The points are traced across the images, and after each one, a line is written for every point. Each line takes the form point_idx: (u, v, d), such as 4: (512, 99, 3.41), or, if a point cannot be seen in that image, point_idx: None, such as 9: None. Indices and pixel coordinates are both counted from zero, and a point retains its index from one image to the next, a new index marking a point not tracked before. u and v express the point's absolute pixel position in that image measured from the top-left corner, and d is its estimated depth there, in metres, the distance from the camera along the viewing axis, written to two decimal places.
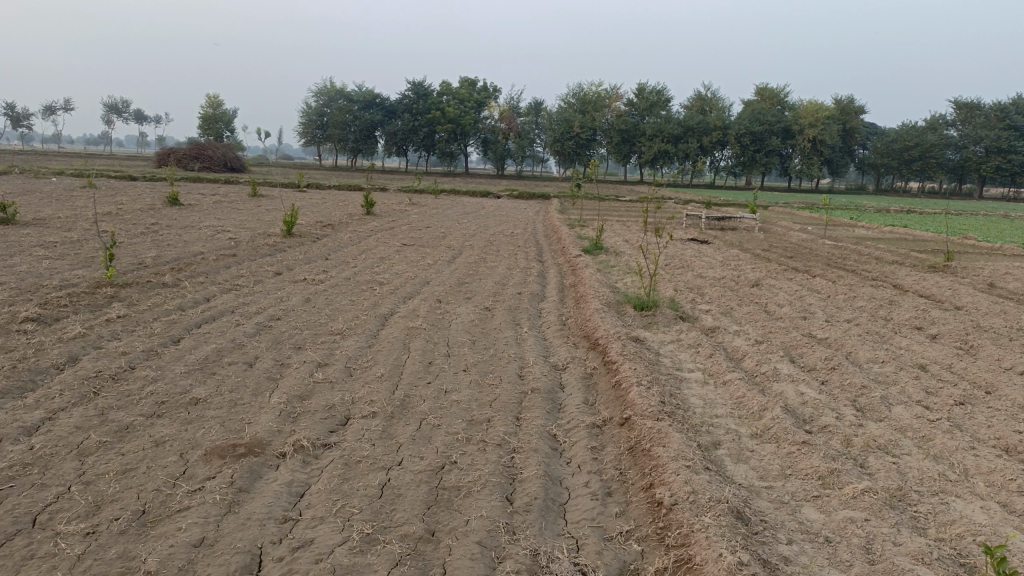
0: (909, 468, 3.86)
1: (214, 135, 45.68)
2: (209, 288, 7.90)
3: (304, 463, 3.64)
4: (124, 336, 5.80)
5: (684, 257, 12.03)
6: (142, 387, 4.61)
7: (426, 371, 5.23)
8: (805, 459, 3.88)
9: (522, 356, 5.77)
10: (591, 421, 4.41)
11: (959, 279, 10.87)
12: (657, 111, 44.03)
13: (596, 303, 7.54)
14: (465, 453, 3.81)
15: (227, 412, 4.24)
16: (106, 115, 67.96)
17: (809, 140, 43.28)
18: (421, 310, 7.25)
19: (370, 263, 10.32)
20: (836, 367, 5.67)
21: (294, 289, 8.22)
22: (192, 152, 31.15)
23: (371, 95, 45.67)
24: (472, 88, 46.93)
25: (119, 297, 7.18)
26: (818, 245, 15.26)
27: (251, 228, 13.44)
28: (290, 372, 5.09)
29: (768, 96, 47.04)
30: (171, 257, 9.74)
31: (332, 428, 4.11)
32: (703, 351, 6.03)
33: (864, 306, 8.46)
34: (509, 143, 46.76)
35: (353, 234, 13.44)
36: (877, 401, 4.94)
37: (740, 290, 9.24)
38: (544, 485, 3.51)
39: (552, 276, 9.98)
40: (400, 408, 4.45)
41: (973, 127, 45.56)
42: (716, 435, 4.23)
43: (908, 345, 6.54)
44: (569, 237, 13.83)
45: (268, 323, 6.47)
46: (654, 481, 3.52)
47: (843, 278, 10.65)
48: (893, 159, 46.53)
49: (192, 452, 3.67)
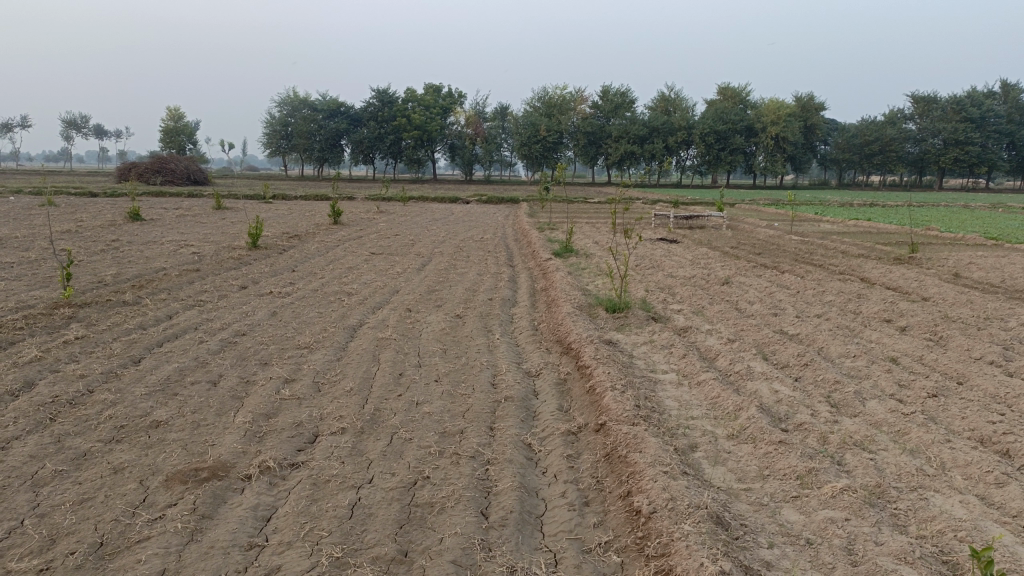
0: (885, 464, 3.84)
1: (176, 147, 44.94)
2: (172, 305, 7.70)
3: (271, 485, 3.51)
4: (82, 358, 5.60)
5: (654, 257, 12.04)
6: (100, 411, 4.44)
7: (396, 383, 5.11)
8: (782, 459, 3.84)
9: (494, 363, 5.68)
10: (566, 429, 4.33)
11: (924, 270, 11.00)
12: (622, 112, 44.26)
13: (568, 306, 7.47)
14: (437, 467, 3.71)
15: (189, 435, 4.09)
16: (64, 131, 66.51)
17: (772, 137, 43.79)
18: (390, 320, 7.13)
19: (338, 273, 10.15)
20: (808, 363, 5.66)
21: (260, 302, 8.05)
22: (153, 166, 30.61)
23: (336, 103, 45.31)
24: (437, 94, 46.77)
25: (77, 317, 6.96)
26: (785, 240, 15.39)
27: (216, 241, 13.19)
28: (255, 389, 4.95)
29: (731, 95, 47.54)
30: (132, 274, 9.50)
31: (300, 446, 3.98)
32: (677, 351, 5.99)
33: (833, 300, 8.50)
34: (476, 148, 46.67)
35: (320, 245, 13.25)
36: (851, 396, 4.92)
37: (711, 288, 9.24)
38: (520, 497, 3.42)
39: (522, 281, 9.90)
40: (369, 423, 4.33)
41: (931, 120, 46.44)
42: (693, 437, 4.18)
43: (878, 338, 6.57)
44: (539, 240, 13.78)
45: (233, 339, 6.31)
46: (632, 489, 3.45)
47: (812, 273, 10.72)
48: (855, 153, 47.27)
49: (153, 478, 3.53)
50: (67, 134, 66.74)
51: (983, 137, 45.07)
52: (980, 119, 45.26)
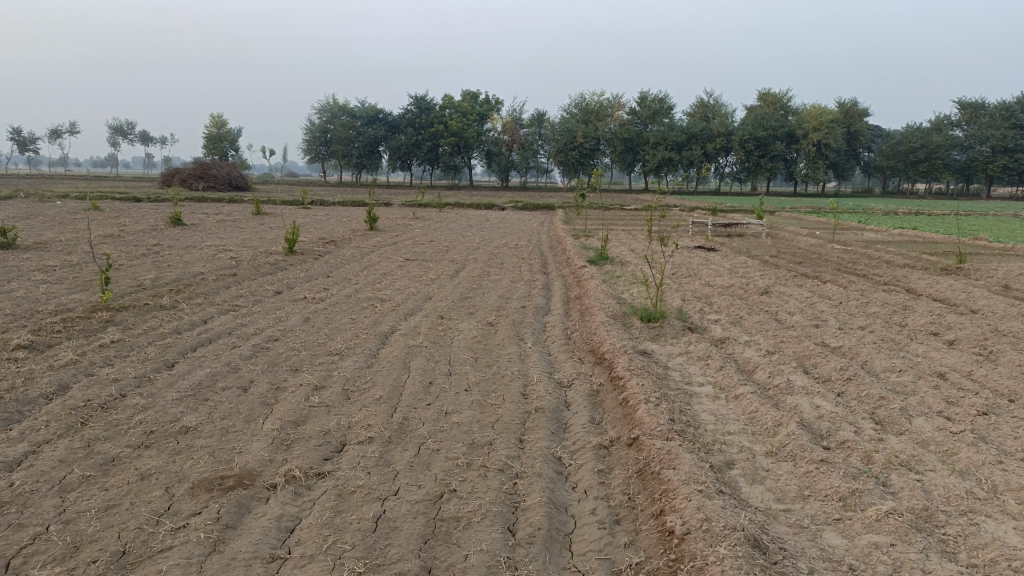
0: (933, 486, 3.66)
1: (219, 153, 45.71)
2: (207, 309, 7.75)
3: (296, 495, 3.46)
4: (116, 362, 5.64)
5: (691, 266, 11.85)
6: (131, 416, 4.45)
7: (426, 392, 5.06)
8: (824, 479, 3.68)
9: (525, 373, 5.59)
10: (598, 442, 4.22)
11: (973, 281, 10.64)
12: (660, 119, 43.96)
13: (602, 315, 7.36)
14: (465, 480, 3.63)
15: (217, 441, 4.07)
16: (112, 138, 68.20)
17: (814, 144, 43.08)
18: (422, 327, 7.08)
19: (372, 279, 10.16)
20: (851, 377, 5.46)
21: (294, 308, 8.07)
22: (196, 172, 31.16)
23: (375, 110, 45.72)
24: (474, 101, 46.95)
25: (115, 320, 7.03)
26: (827, 249, 15.05)
27: (253, 246, 13.32)
28: (285, 396, 4.93)
29: (772, 101, 46.93)
30: (170, 278, 9.62)
31: (327, 455, 3.93)
32: (714, 363, 5.83)
33: (877, 312, 8.25)
34: (512, 154, 46.71)
35: (355, 250, 13.30)
36: (897, 413, 4.73)
37: (749, 298, 9.04)
38: (548, 514, 3.32)
39: (557, 288, 9.80)
40: (397, 432, 4.27)
41: (979, 127, 45.25)
42: (729, 454, 4.04)
43: (925, 352, 6.33)
44: (574, 248, 13.66)
45: (266, 344, 6.31)
46: (665, 508, 3.32)
47: (855, 284, 10.45)
48: (899, 161, 46.25)
49: (179, 486, 3.50)
50: (115, 140, 68.38)
51: None
52: None
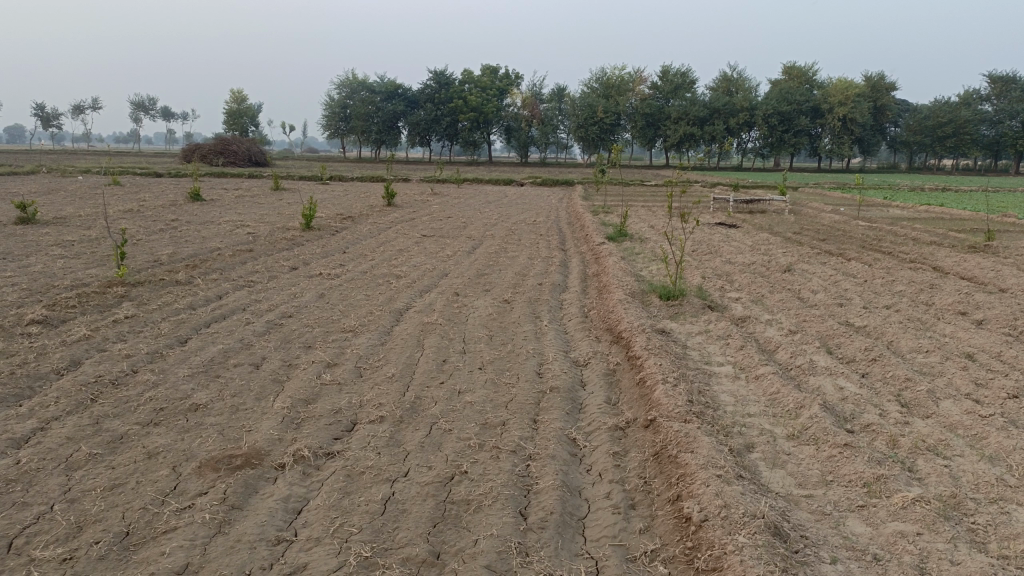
0: (961, 472, 3.52)
1: (239, 129, 45.77)
2: (223, 285, 7.72)
3: (303, 475, 3.39)
4: (129, 337, 5.61)
5: (712, 242, 11.66)
6: (141, 393, 4.40)
7: (439, 370, 4.97)
8: (848, 464, 3.55)
9: (541, 352, 5.48)
10: (613, 423, 4.12)
11: (1002, 259, 10.36)
12: (682, 93, 43.36)
13: (620, 293, 7.23)
14: (477, 462, 3.55)
15: (227, 420, 4.01)
16: (134, 113, 68.54)
17: (839, 119, 42.32)
18: (438, 304, 6.99)
19: (388, 255, 10.08)
20: (876, 358, 5.31)
21: (309, 284, 8.01)
22: (217, 148, 31.19)
23: (394, 85, 45.44)
24: (494, 75, 46.54)
25: (130, 296, 7.01)
26: (852, 226, 14.77)
27: (271, 221, 13.27)
28: (297, 373, 4.87)
29: (796, 75, 46.11)
30: (187, 253, 9.60)
31: (337, 434, 3.86)
32: (734, 343, 5.69)
33: (903, 290, 8.04)
34: (532, 130, 46.34)
35: (373, 226, 13.23)
36: (924, 395, 4.58)
37: (771, 276, 8.86)
38: (561, 497, 3.23)
39: (574, 265, 9.66)
40: (409, 412, 4.19)
41: (1010, 101, 44.18)
42: (749, 437, 3.92)
43: (952, 332, 6.15)
44: (592, 224, 13.49)
45: (279, 320, 6.26)
46: (682, 493, 3.22)
47: (880, 261, 10.22)
48: (926, 136, 45.36)
49: (186, 465, 3.45)
50: (137, 116, 68.64)
51: None
52: None
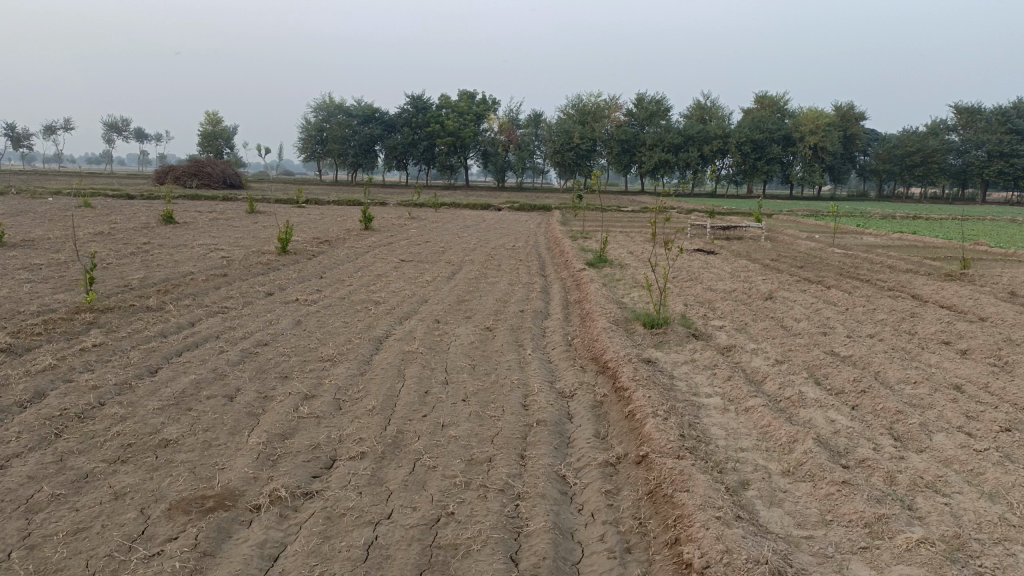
0: (963, 510, 3.42)
1: (214, 151, 45.40)
2: (196, 311, 7.50)
3: (280, 518, 3.20)
4: (97, 367, 5.38)
5: (691, 269, 11.64)
6: (108, 427, 4.19)
7: (421, 402, 4.80)
8: (847, 502, 3.44)
9: (526, 382, 5.33)
10: (604, 460, 3.99)
11: (979, 288, 10.44)
12: (657, 120, 43.79)
13: (603, 321, 7.12)
14: (463, 502, 3.38)
15: (199, 457, 3.81)
16: (106, 134, 67.80)
17: (811, 147, 42.96)
18: (417, 332, 6.83)
19: (366, 280, 9.91)
20: (866, 390, 5.23)
21: (286, 310, 7.81)
22: (190, 169, 30.85)
23: (371, 109, 45.39)
24: (472, 100, 46.75)
25: (98, 322, 6.76)
26: (828, 253, 14.86)
27: (246, 245, 13.04)
28: (273, 405, 4.67)
29: (769, 104, 46.82)
30: (158, 278, 9.35)
31: (315, 472, 3.68)
32: (721, 373, 5.60)
33: (885, 319, 8.02)
34: (509, 155, 46.50)
35: (350, 251, 13.03)
36: (916, 428, 4.50)
37: (753, 303, 8.82)
38: (554, 541, 3.08)
39: (556, 292, 9.55)
40: (392, 447, 4.02)
41: (976, 131, 45.20)
42: (744, 473, 3.80)
43: (938, 362, 6.11)
44: (572, 250, 13.43)
45: (255, 349, 6.05)
46: (680, 536, 3.09)
47: (859, 289, 10.24)
48: (895, 165, 46.22)
49: (155, 506, 3.25)
50: (109, 137, 67.82)
51: None
52: None
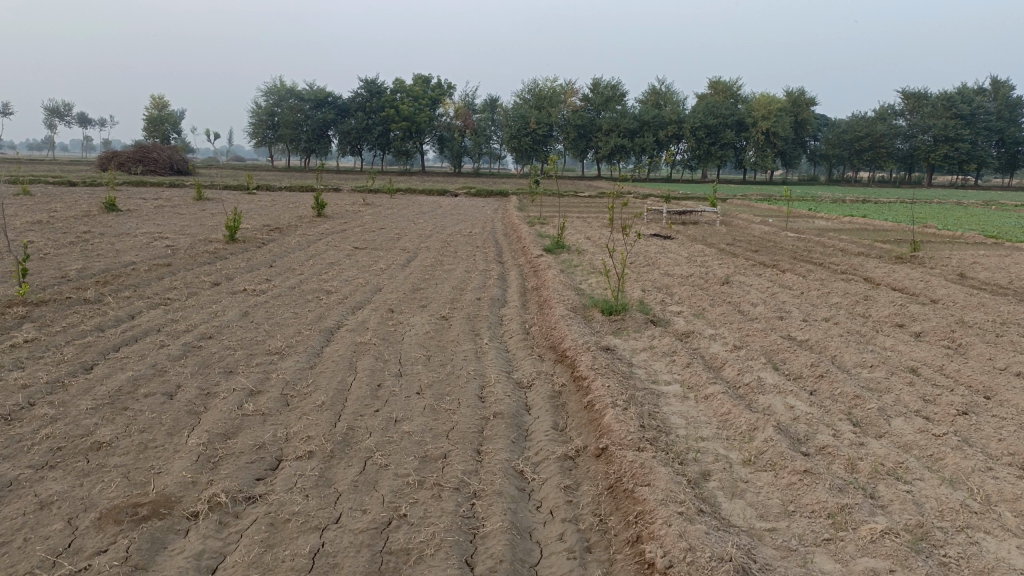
0: (924, 498, 3.38)
1: (160, 136, 44.09)
2: (136, 303, 7.17)
3: (220, 525, 3.01)
4: (28, 364, 5.07)
5: (649, 254, 11.59)
6: (36, 430, 3.92)
7: (373, 397, 4.62)
8: (809, 492, 3.37)
9: (482, 374, 5.18)
10: (562, 453, 3.87)
11: (929, 270, 10.58)
12: (613, 105, 43.80)
13: (561, 308, 7.00)
14: (416, 502, 3.22)
15: (134, 460, 3.58)
16: (47, 119, 65.50)
17: (763, 132, 43.42)
18: (371, 322, 6.63)
19: (318, 269, 9.62)
20: (824, 374, 5.19)
21: (232, 301, 7.52)
22: (135, 156, 29.85)
23: (324, 93, 44.47)
24: (426, 85, 46.16)
25: (31, 317, 6.41)
26: (782, 237, 14.99)
27: (193, 234, 12.60)
28: (216, 403, 4.44)
29: (722, 90, 47.21)
30: (99, 269, 8.96)
31: (259, 474, 3.49)
32: (680, 359, 5.52)
33: (840, 302, 8.06)
34: (465, 140, 46.07)
35: (302, 238, 12.71)
36: (875, 413, 4.47)
37: (710, 288, 8.80)
38: (511, 542, 2.95)
39: (512, 279, 9.40)
40: (341, 445, 3.84)
41: (922, 116, 46.19)
42: (705, 464, 3.71)
43: (893, 345, 6.13)
44: (529, 236, 13.29)
45: (198, 343, 5.79)
46: (642, 534, 2.99)
47: (814, 273, 10.30)
48: (845, 149, 47.04)
49: (83, 516, 3.02)
50: (51, 123, 65.44)
51: (972, 134, 44.71)
52: (971, 116, 44.80)
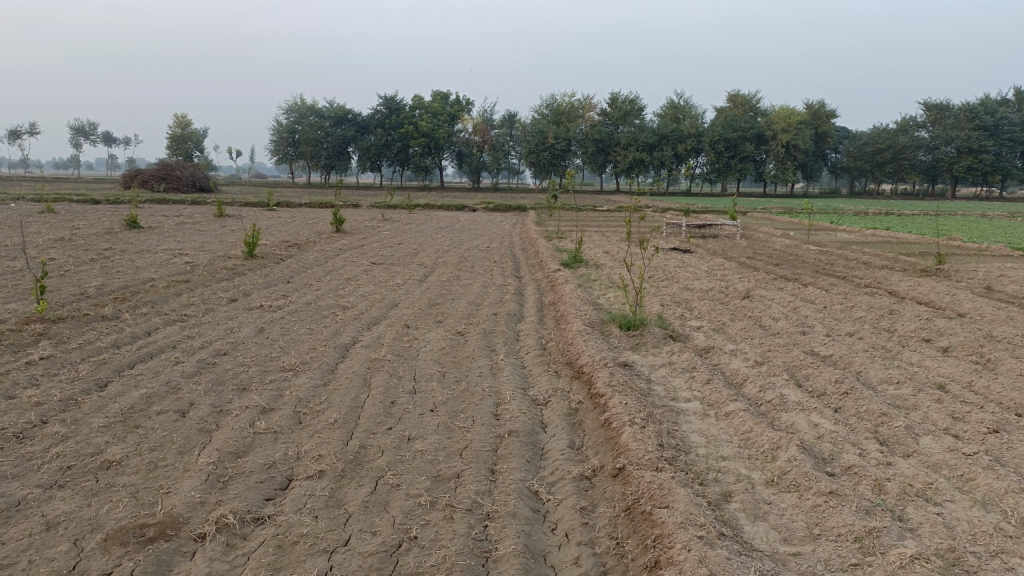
0: (956, 521, 3.24)
1: (183, 154, 44.63)
2: (153, 319, 7.17)
3: (227, 548, 2.94)
4: (42, 382, 5.06)
5: (668, 269, 11.47)
6: (47, 448, 3.89)
7: (387, 414, 4.55)
8: (835, 515, 3.24)
9: (497, 390, 5.10)
10: (578, 473, 3.78)
11: (956, 283, 10.36)
12: (631, 120, 43.76)
13: (578, 323, 6.91)
14: (427, 524, 3.14)
15: (143, 479, 3.54)
16: (73, 139, 66.53)
17: (783, 145, 43.13)
18: (386, 338, 6.57)
19: (335, 285, 9.60)
20: (848, 391, 5.05)
21: (249, 317, 7.50)
22: (158, 173, 30.22)
23: (343, 111, 44.84)
24: (445, 101, 46.40)
25: (48, 334, 6.42)
26: (803, 250, 14.79)
27: (212, 250, 12.65)
28: (228, 421, 4.40)
29: (741, 103, 47.03)
30: (117, 285, 8.99)
31: (269, 494, 3.42)
32: (699, 376, 5.40)
33: (864, 316, 7.90)
34: (483, 155, 46.18)
35: (320, 254, 12.73)
36: (903, 432, 4.32)
37: (731, 302, 8.67)
38: (525, 567, 2.86)
39: (530, 294, 9.32)
40: (353, 464, 3.77)
41: (944, 127, 45.67)
42: (725, 485, 3.60)
43: (920, 361, 5.97)
44: (547, 250, 13.21)
45: (213, 359, 5.76)
46: (660, 559, 2.89)
47: (837, 286, 10.12)
48: (866, 161, 46.59)
49: (89, 537, 2.97)
50: (77, 142, 66.51)
51: (997, 146, 44.10)
52: (995, 127, 44.25)
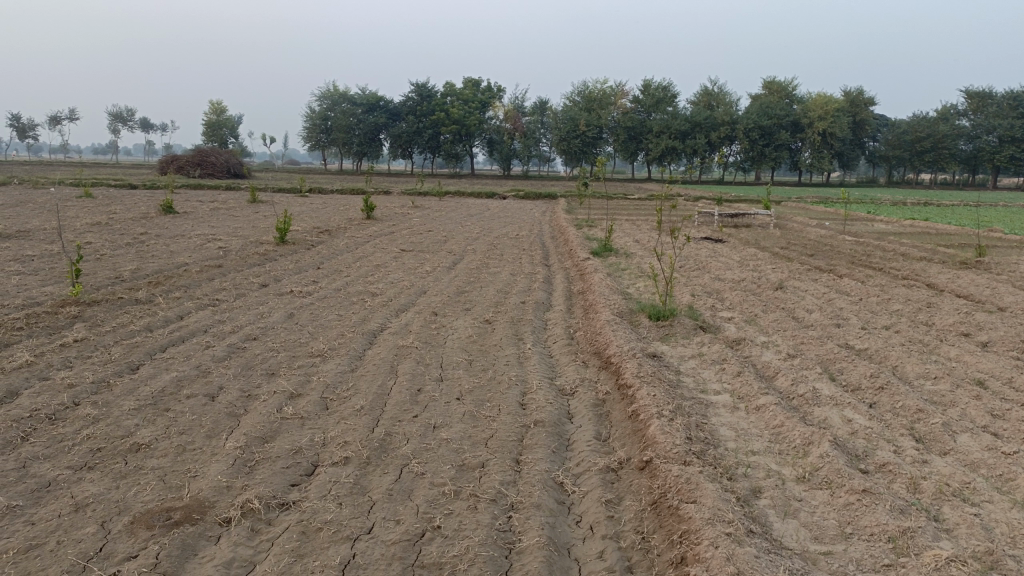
0: (994, 522, 3.14)
1: (218, 141, 45.13)
2: (185, 304, 7.25)
3: (252, 533, 2.95)
4: (75, 364, 5.13)
5: (700, 258, 11.31)
6: (78, 430, 3.94)
7: (413, 402, 4.54)
8: (868, 514, 3.16)
9: (524, 379, 5.06)
10: (604, 465, 3.73)
11: (996, 276, 10.09)
12: (664, 107, 43.29)
13: (607, 313, 6.84)
14: (451, 514, 3.12)
15: (171, 463, 3.57)
16: (111, 125, 67.59)
17: (819, 133, 42.35)
18: (414, 325, 6.57)
19: (364, 271, 9.63)
20: (883, 386, 4.93)
21: (278, 302, 7.55)
22: (194, 159, 30.62)
23: (376, 97, 44.95)
24: (477, 88, 46.28)
25: (83, 317, 6.52)
26: (839, 241, 14.51)
27: (244, 235, 12.77)
28: (255, 405, 4.42)
29: (777, 90, 46.25)
30: (151, 269, 9.11)
31: (294, 480, 3.43)
32: (730, 368, 5.31)
33: (900, 309, 7.71)
34: (514, 142, 46.04)
35: (351, 240, 12.78)
36: (940, 429, 4.21)
37: (763, 293, 8.53)
38: (548, 559, 2.83)
39: (558, 282, 9.26)
40: (378, 452, 3.76)
41: (986, 116, 44.50)
42: (755, 480, 3.53)
43: (958, 356, 5.81)
44: (576, 238, 13.12)
45: (242, 344, 5.80)
46: (687, 555, 2.84)
47: (873, 278, 9.91)
48: (905, 150, 45.58)
49: (116, 520, 2.99)
50: (115, 128, 67.60)
51: None
52: None
